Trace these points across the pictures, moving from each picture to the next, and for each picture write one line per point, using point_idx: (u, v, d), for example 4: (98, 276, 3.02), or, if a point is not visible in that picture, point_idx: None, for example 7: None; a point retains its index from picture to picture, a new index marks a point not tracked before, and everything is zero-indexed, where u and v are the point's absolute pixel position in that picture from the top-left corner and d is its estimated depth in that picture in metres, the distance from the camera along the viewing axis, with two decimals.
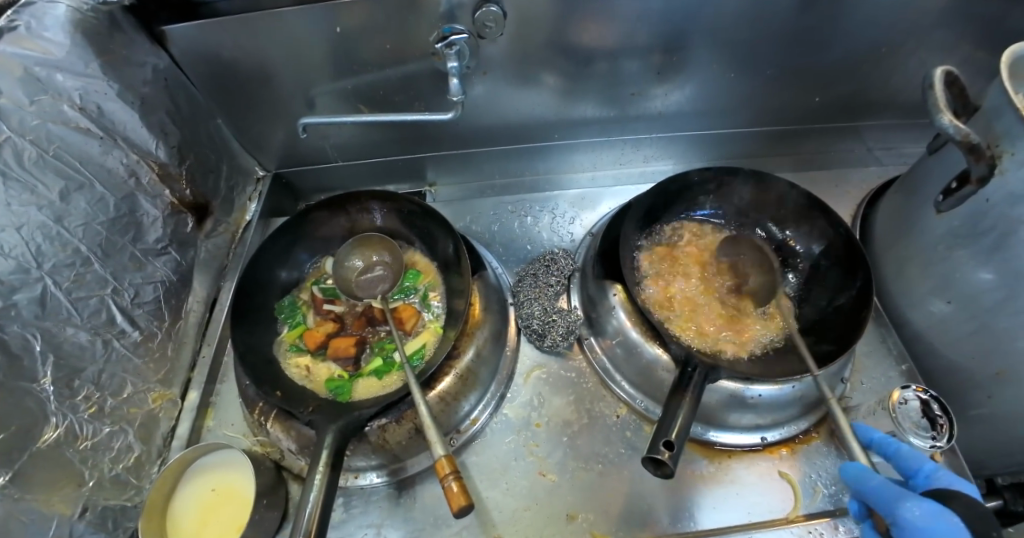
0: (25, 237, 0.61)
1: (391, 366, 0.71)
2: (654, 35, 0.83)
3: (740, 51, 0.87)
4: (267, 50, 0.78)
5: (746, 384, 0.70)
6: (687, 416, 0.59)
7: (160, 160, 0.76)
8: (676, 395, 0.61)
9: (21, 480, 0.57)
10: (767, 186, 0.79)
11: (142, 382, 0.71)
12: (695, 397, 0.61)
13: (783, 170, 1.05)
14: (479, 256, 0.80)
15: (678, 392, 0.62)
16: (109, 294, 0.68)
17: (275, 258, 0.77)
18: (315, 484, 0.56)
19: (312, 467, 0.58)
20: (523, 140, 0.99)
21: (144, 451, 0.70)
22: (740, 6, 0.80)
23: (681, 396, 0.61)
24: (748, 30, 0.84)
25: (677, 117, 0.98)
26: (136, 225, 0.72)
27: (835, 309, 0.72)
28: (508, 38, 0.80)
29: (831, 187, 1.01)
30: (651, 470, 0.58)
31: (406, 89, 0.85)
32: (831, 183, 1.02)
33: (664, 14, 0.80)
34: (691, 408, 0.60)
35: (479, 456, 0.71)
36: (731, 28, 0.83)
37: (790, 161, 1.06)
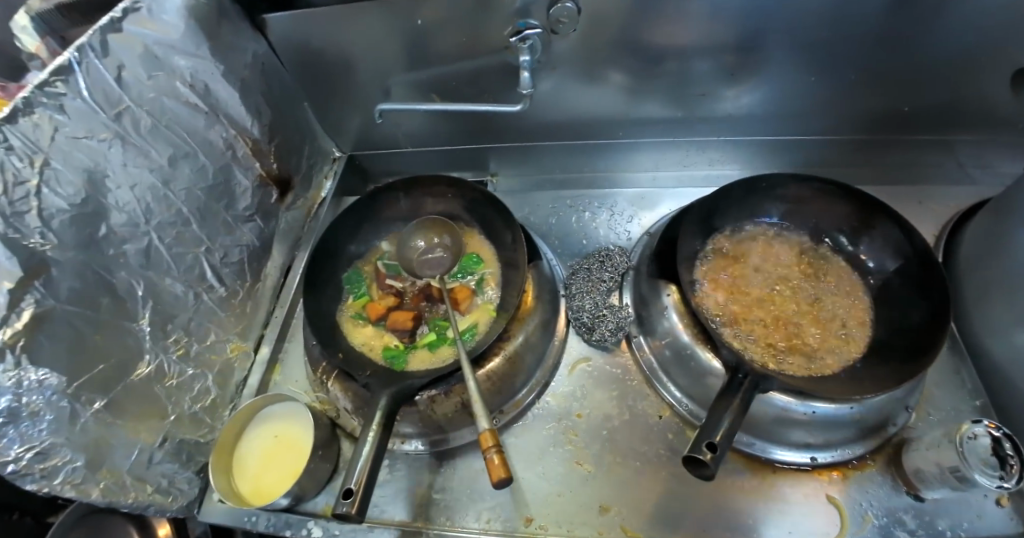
0: (137, 195, 0.70)
1: (444, 340, 0.74)
2: (724, 39, 0.82)
3: (816, 56, 0.84)
4: (350, 41, 0.83)
5: (801, 398, 0.68)
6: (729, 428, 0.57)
7: (253, 137, 0.83)
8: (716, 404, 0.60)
9: (114, 407, 0.65)
10: (845, 198, 0.75)
11: (223, 333, 0.79)
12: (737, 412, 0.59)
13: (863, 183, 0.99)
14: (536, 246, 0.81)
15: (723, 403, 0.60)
16: (202, 252, 0.76)
17: (346, 233, 0.83)
18: (368, 440, 0.60)
19: (366, 426, 0.62)
20: (588, 137, 1.01)
21: (220, 394, 0.78)
22: (816, 7, 0.77)
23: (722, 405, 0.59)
24: (826, 31, 0.81)
25: (746, 121, 0.96)
26: (230, 194, 0.80)
27: (902, 330, 0.68)
28: (579, 35, 0.82)
29: (915, 205, 0.96)
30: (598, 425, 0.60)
31: (477, 81, 0.89)
32: (913, 199, 0.96)
33: (734, 16, 0.79)
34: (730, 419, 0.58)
35: (520, 438, 0.73)
36: (809, 30, 0.80)
37: (870, 174, 1.00)
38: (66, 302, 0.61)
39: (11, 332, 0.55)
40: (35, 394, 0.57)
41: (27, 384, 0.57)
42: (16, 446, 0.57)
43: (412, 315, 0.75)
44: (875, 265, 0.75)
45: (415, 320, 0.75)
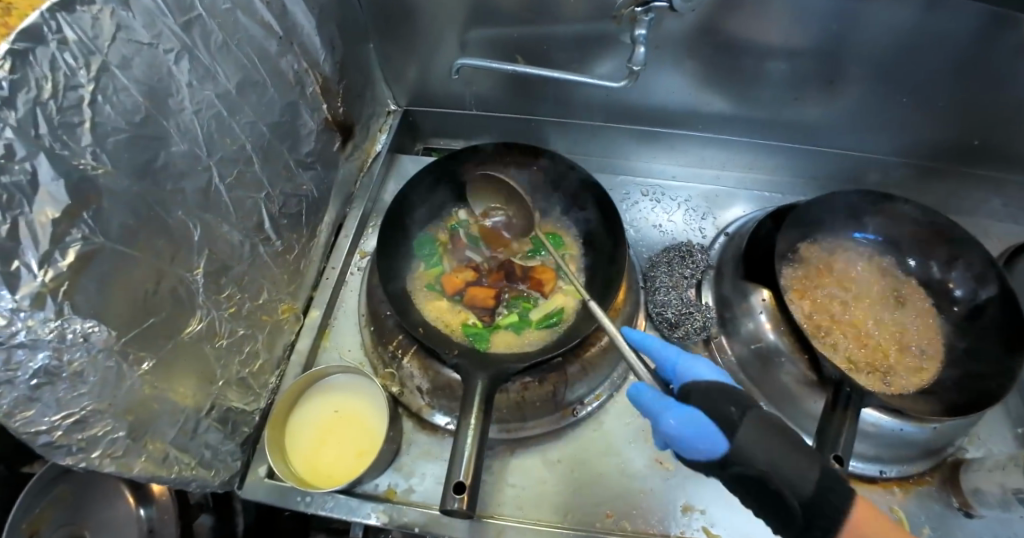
0: (200, 122, 0.59)
1: (528, 324, 0.70)
2: (816, 46, 0.82)
3: (902, 78, 0.85)
4: None
5: (891, 416, 0.69)
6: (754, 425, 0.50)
7: (324, 73, 0.75)
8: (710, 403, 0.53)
9: (161, 369, 0.56)
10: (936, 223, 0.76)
11: (276, 291, 0.71)
12: (740, 398, 0.53)
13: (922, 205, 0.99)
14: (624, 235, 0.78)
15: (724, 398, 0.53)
16: (262, 199, 0.67)
17: (418, 199, 0.74)
18: (471, 427, 0.55)
19: (464, 411, 0.56)
20: (661, 125, 0.97)
21: (267, 359, 0.70)
22: (912, 25, 0.78)
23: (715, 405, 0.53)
24: (919, 53, 0.82)
25: (820, 132, 0.95)
26: (295, 134, 0.71)
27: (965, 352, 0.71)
28: (697, 15, 0.79)
29: None
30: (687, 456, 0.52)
31: (571, 48, 0.85)
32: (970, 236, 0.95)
33: (837, 22, 0.79)
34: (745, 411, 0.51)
35: (597, 432, 0.69)
36: (903, 49, 0.81)
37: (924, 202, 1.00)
38: (116, 241, 0.50)
39: (53, 273, 0.45)
40: (78, 351, 0.47)
41: (70, 337, 0.47)
42: (51, 413, 0.46)
43: (494, 292, 0.71)
44: (959, 294, 0.75)
45: (495, 298, 0.71)
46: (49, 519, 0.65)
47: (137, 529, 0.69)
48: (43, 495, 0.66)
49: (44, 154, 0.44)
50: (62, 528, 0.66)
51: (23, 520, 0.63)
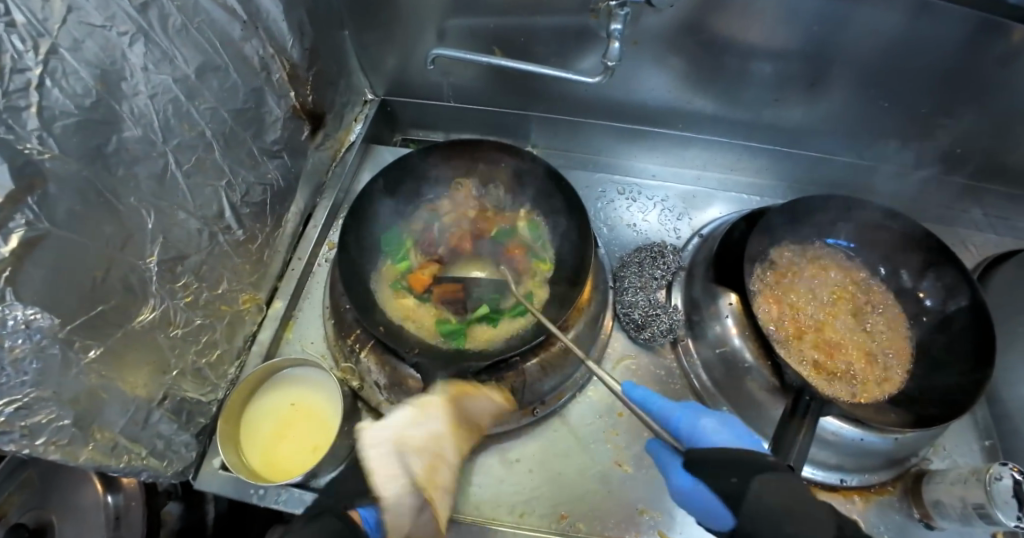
0: (157, 107, 0.57)
1: (502, 312, 0.68)
2: (800, 46, 0.80)
3: (886, 82, 0.84)
4: None
5: (853, 424, 0.68)
6: (761, 489, 0.48)
7: (292, 59, 0.74)
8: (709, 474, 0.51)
9: (110, 359, 0.54)
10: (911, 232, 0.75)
11: (237, 282, 0.70)
12: (736, 463, 0.50)
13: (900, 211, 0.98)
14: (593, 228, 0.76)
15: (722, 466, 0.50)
16: (223, 187, 0.66)
17: (384, 193, 0.74)
18: None
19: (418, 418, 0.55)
20: (643, 122, 0.95)
21: (226, 349, 0.69)
22: (899, 27, 0.76)
23: (718, 476, 0.50)
24: (903, 58, 0.80)
25: (802, 134, 0.94)
26: (259, 122, 0.70)
27: (932, 363, 0.70)
28: (676, 11, 0.78)
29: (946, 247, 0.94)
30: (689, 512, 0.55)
31: (549, 41, 0.84)
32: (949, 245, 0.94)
33: (823, 22, 0.77)
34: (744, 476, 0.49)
35: (557, 431, 0.69)
36: (889, 52, 0.79)
37: (905, 209, 0.99)
38: (63, 227, 0.49)
39: None
40: (20, 337, 0.46)
41: (12, 323, 0.45)
42: None
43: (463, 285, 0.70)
44: (930, 304, 0.74)
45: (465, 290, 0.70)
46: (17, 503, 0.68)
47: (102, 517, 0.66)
48: (6, 483, 0.67)
49: None
50: (27, 514, 0.67)
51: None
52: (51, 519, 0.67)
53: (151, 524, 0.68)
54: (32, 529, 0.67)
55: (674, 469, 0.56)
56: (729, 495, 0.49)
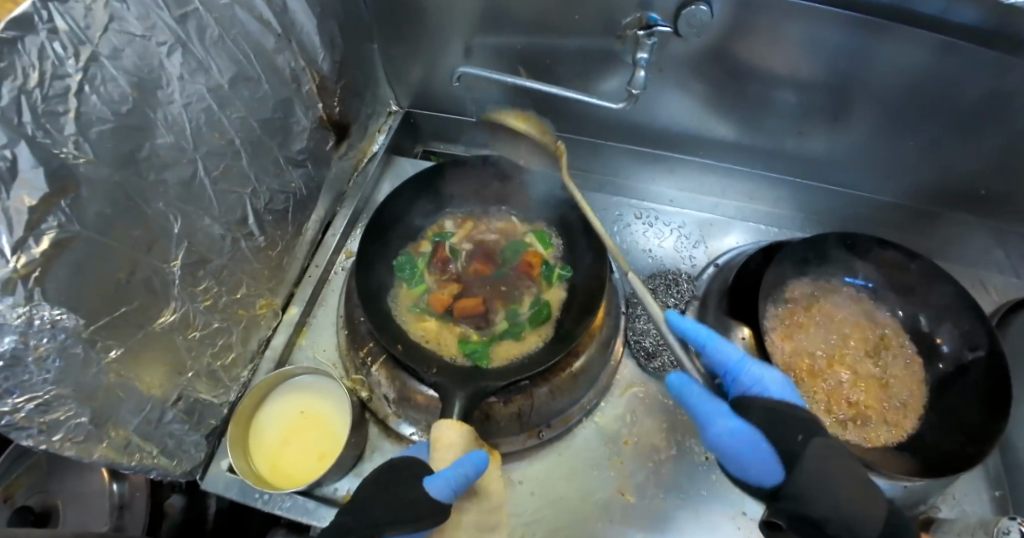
0: (190, 115, 0.58)
1: (523, 329, 0.69)
2: (826, 80, 0.80)
3: (913, 121, 0.83)
4: None
5: None
6: (820, 463, 0.49)
7: (321, 71, 0.75)
8: (773, 422, 0.52)
9: (129, 359, 0.55)
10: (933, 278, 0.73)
11: (255, 287, 0.71)
12: (805, 425, 0.51)
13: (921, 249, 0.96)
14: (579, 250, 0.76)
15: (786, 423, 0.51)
16: (248, 194, 0.67)
17: (403, 208, 0.75)
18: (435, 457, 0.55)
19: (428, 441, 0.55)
20: (665, 147, 0.96)
21: (240, 352, 0.70)
22: (929, 67, 0.75)
23: (783, 435, 0.51)
24: (932, 99, 0.79)
25: (823, 167, 0.93)
26: (287, 131, 0.71)
27: (946, 411, 0.69)
28: (703, 41, 0.78)
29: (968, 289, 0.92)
30: (729, 470, 0.51)
31: (574, 64, 0.85)
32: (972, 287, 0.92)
33: (850, 60, 0.77)
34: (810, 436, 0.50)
35: (560, 455, 0.69)
36: (915, 94, 0.79)
37: (928, 247, 0.97)
38: (92, 230, 0.50)
39: (25, 260, 0.45)
40: (45, 336, 0.47)
41: (38, 323, 0.46)
42: (15, 395, 0.46)
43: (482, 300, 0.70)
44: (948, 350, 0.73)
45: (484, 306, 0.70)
46: (22, 486, 0.68)
47: (108, 506, 0.69)
48: (12, 467, 0.68)
49: (25, 142, 0.44)
50: (33, 497, 0.68)
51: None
52: (57, 503, 0.69)
53: (156, 514, 0.71)
54: (39, 512, 0.68)
55: (711, 418, 0.52)
56: (790, 450, 0.50)
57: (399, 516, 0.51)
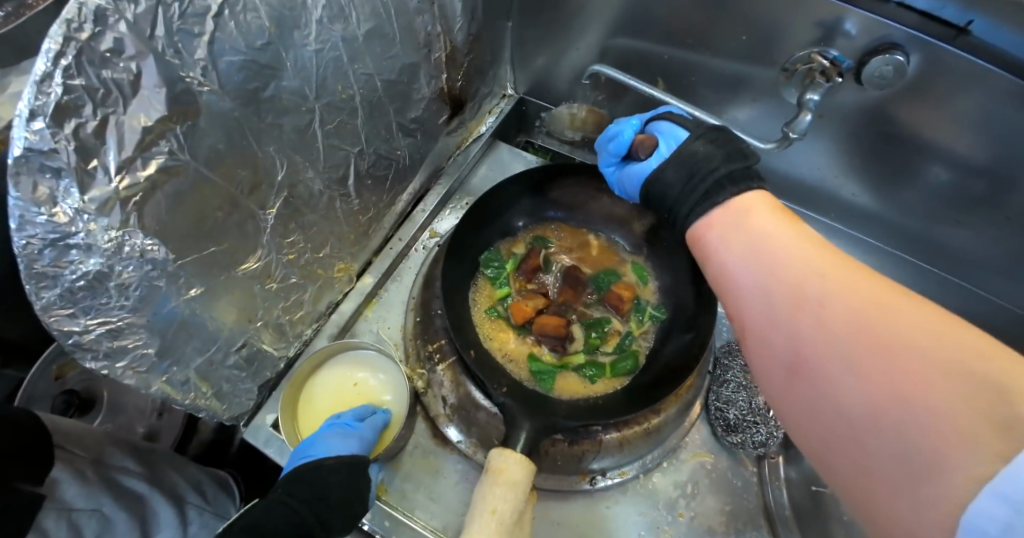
0: (320, 63, 0.55)
1: (600, 368, 0.64)
2: (1011, 171, 0.67)
3: None
4: None
5: None
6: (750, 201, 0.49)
7: (453, 42, 0.71)
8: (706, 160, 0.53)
9: (207, 298, 0.53)
10: None
11: (339, 249, 0.69)
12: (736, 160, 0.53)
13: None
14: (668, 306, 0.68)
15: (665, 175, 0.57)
16: (354, 154, 0.64)
17: (503, 203, 0.70)
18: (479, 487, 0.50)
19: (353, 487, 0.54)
20: (793, 198, 0.87)
21: (309, 311, 0.68)
22: None
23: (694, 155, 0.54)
24: None
25: (973, 266, 0.80)
26: (406, 97, 0.68)
27: None
28: (879, 96, 0.67)
29: None
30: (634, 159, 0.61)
31: (721, 87, 0.76)
32: None
33: None
34: (745, 172, 0.50)
35: (608, 509, 0.63)
36: None
37: None
38: (200, 162, 0.47)
39: (128, 182, 0.42)
40: (131, 264, 0.45)
41: (127, 250, 0.44)
42: (88, 315, 0.44)
43: (566, 322, 0.65)
44: None
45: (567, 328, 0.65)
46: (73, 371, 0.77)
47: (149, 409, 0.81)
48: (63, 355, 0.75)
49: (152, 58, 0.41)
50: (80, 382, 0.77)
51: (53, 362, 0.75)
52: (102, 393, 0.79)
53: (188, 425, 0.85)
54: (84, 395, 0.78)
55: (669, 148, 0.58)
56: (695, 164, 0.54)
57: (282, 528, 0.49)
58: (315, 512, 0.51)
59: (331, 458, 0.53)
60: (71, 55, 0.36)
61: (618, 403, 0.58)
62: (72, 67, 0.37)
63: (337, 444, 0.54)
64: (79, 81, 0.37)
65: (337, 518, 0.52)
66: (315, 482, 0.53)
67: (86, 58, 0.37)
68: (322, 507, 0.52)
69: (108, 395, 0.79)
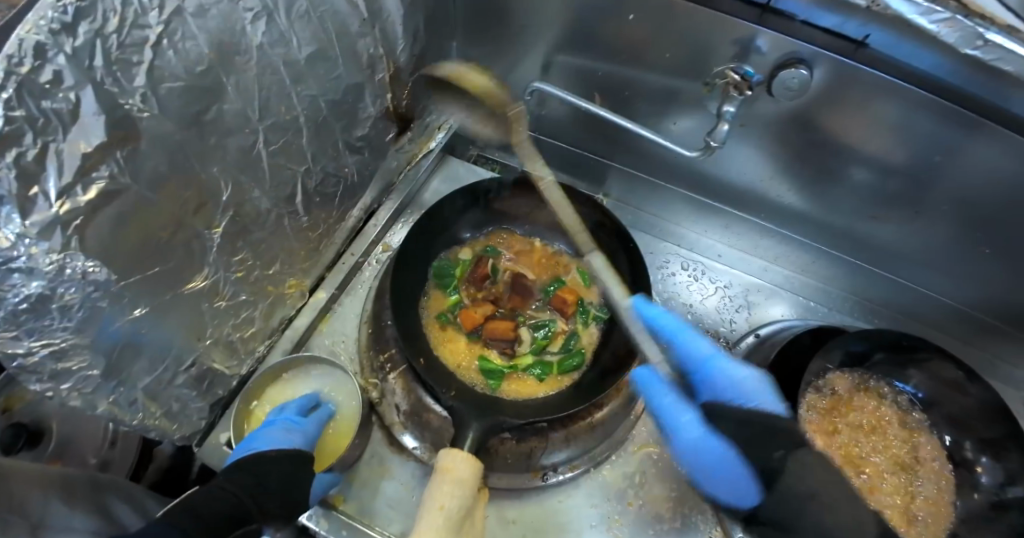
0: (262, 86, 0.57)
1: (547, 367, 0.67)
2: (908, 167, 0.74)
3: (987, 224, 0.75)
4: None
5: None
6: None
7: (397, 62, 0.74)
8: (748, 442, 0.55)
9: (154, 317, 0.54)
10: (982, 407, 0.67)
11: (289, 266, 0.70)
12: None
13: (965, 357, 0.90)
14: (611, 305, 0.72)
15: (767, 442, 0.54)
16: (301, 172, 0.65)
17: (450, 215, 0.73)
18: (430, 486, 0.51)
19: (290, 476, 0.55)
20: (724, 201, 0.92)
21: (261, 327, 0.69)
22: (1015, 174, 0.68)
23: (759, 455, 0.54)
24: (1015, 207, 0.71)
25: (888, 255, 0.87)
26: (352, 116, 0.70)
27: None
28: (792, 104, 0.73)
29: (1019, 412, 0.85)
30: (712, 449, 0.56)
31: (652, 99, 0.82)
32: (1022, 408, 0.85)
33: (936, 148, 0.70)
34: None
35: (563, 503, 0.66)
36: (1010, 190, 0.70)
37: (985, 364, 0.90)
38: (143, 185, 0.48)
39: (69, 206, 0.43)
40: (73, 286, 0.45)
41: (69, 272, 0.45)
42: (31, 338, 0.45)
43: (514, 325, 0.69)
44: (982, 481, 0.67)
45: (515, 332, 0.68)
46: (23, 401, 0.67)
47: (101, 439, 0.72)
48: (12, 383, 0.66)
49: (92, 87, 0.42)
50: (30, 414, 0.67)
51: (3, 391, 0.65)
52: (52, 424, 0.69)
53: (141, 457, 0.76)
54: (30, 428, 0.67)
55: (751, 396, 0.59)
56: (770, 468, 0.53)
57: (218, 510, 0.47)
58: (249, 494, 0.51)
59: (273, 449, 0.55)
60: (11, 87, 0.37)
61: (563, 401, 0.62)
62: (12, 98, 0.38)
63: (280, 437, 0.57)
64: (19, 111, 0.38)
65: (275, 502, 0.52)
66: (253, 470, 0.53)
67: (26, 89, 0.38)
68: (258, 490, 0.52)
69: (59, 427, 0.69)
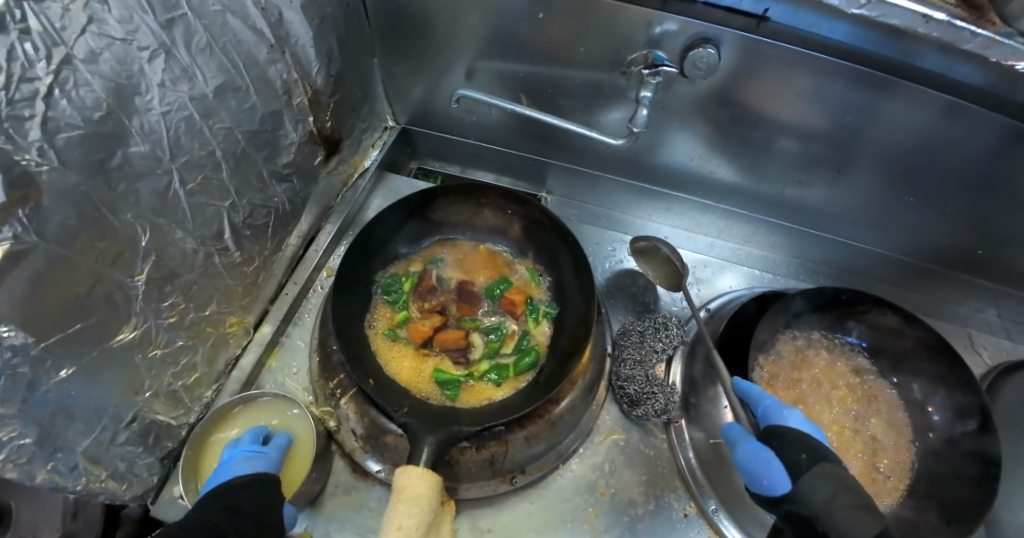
0: (169, 123, 0.55)
1: (501, 371, 0.66)
2: (826, 130, 0.77)
3: (907, 174, 0.78)
4: (444, 4, 0.77)
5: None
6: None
7: (314, 85, 0.74)
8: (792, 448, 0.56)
9: (84, 376, 0.52)
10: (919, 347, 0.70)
11: (227, 304, 0.69)
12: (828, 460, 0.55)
13: (908, 305, 0.93)
14: (559, 299, 0.73)
15: (802, 446, 0.56)
16: (226, 208, 0.64)
17: (387, 232, 0.73)
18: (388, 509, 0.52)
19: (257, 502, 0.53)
20: (660, 184, 0.94)
21: (205, 372, 0.68)
22: (924, 124, 0.71)
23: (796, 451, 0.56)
24: (929, 153, 0.75)
25: (822, 217, 0.90)
26: (274, 144, 0.69)
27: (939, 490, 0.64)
28: (708, 83, 0.75)
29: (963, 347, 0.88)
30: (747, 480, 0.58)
31: (576, 95, 0.83)
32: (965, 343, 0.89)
33: (849, 108, 0.73)
34: None
35: (535, 505, 0.65)
36: (920, 139, 0.73)
37: (925, 306, 0.93)
38: (52, 242, 0.46)
39: None
40: None
41: None
42: None
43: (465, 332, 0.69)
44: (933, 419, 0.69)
45: (467, 339, 0.69)
46: None
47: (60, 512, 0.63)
48: None
49: None
50: None
51: None
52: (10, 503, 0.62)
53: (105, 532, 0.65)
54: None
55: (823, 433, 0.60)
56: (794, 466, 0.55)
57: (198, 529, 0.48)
58: (227, 519, 0.51)
59: (239, 476, 0.54)
60: None
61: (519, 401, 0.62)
62: None
63: (242, 467, 0.56)
64: None
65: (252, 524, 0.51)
66: (222, 498, 0.53)
67: None
68: (234, 514, 0.51)
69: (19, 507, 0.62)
